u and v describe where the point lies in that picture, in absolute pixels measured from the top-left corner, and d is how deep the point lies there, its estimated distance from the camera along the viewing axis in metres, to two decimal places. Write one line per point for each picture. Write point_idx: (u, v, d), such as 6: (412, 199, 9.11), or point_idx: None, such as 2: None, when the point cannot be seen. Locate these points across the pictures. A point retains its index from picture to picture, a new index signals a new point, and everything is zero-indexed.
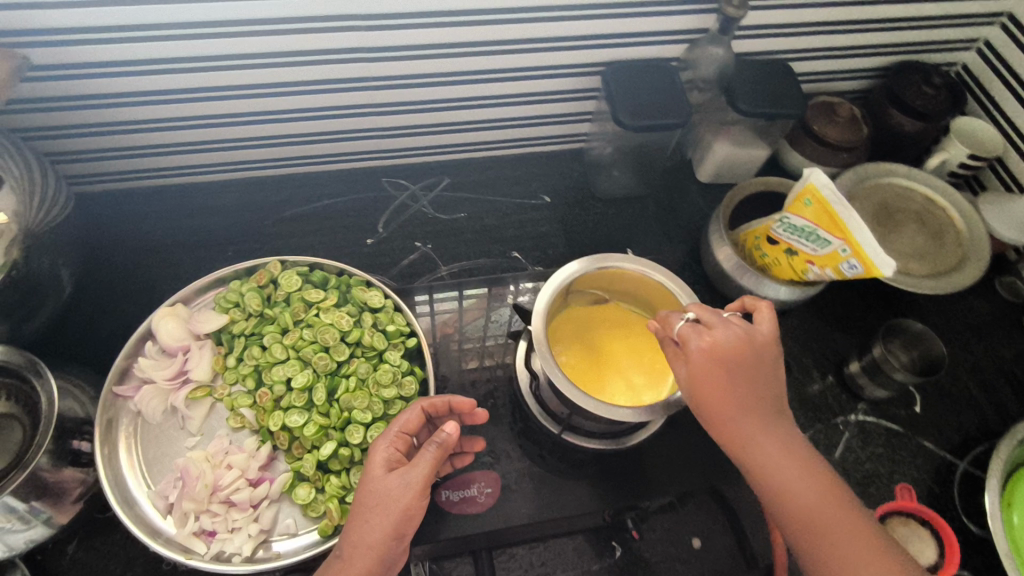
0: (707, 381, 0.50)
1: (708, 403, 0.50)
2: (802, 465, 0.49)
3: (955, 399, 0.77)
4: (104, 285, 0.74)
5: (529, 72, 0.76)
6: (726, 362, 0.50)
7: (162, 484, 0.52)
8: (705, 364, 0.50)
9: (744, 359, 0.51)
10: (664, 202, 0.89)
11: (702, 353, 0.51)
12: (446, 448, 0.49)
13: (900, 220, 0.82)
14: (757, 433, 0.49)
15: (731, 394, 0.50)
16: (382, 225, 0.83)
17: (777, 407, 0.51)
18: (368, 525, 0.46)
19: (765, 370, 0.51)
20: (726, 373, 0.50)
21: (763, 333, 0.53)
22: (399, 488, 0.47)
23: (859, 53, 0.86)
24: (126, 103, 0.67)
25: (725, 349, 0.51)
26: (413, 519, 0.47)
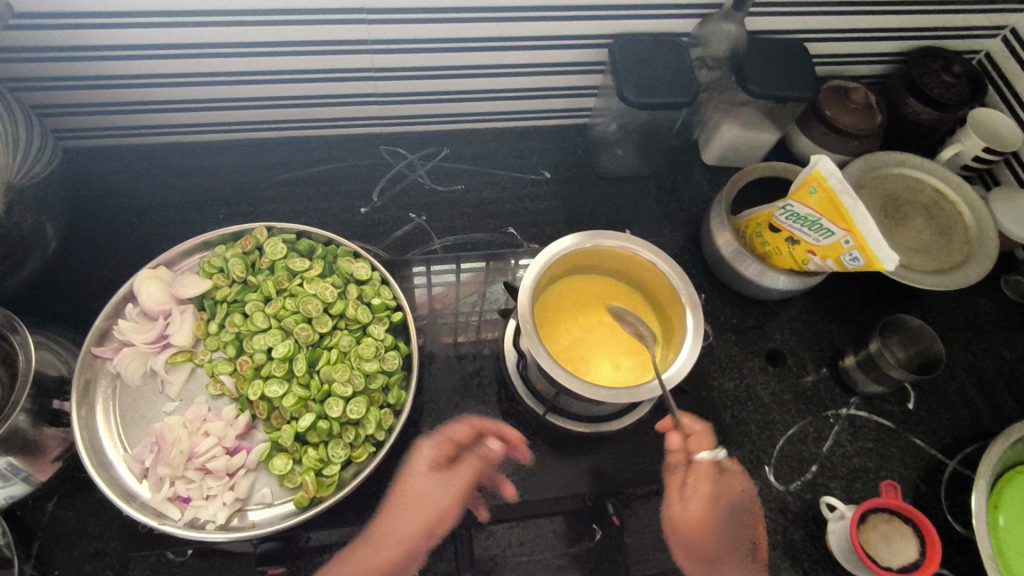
0: (695, 522, 0.62)
1: (687, 538, 0.62)
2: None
3: (950, 398, 0.76)
4: (92, 243, 0.73)
5: (533, 41, 0.74)
6: (719, 508, 0.63)
7: (139, 448, 0.51)
8: (699, 513, 0.62)
9: (727, 512, 0.64)
10: (668, 183, 0.87)
11: (696, 503, 0.63)
12: (487, 458, 0.61)
13: (907, 213, 0.79)
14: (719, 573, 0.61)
15: (718, 542, 0.62)
16: (377, 193, 0.81)
17: (734, 530, 0.63)
18: (404, 519, 0.57)
19: (736, 511, 0.64)
20: (716, 522, 0.63)
21: (716, 486, 0.64)
22: (437, 489, 0.59)
23: (878, 36, 0.83)
24: (116, 56, 0.65)
25: (710, 499, 0.64)
26: (440, 526, 0.58)
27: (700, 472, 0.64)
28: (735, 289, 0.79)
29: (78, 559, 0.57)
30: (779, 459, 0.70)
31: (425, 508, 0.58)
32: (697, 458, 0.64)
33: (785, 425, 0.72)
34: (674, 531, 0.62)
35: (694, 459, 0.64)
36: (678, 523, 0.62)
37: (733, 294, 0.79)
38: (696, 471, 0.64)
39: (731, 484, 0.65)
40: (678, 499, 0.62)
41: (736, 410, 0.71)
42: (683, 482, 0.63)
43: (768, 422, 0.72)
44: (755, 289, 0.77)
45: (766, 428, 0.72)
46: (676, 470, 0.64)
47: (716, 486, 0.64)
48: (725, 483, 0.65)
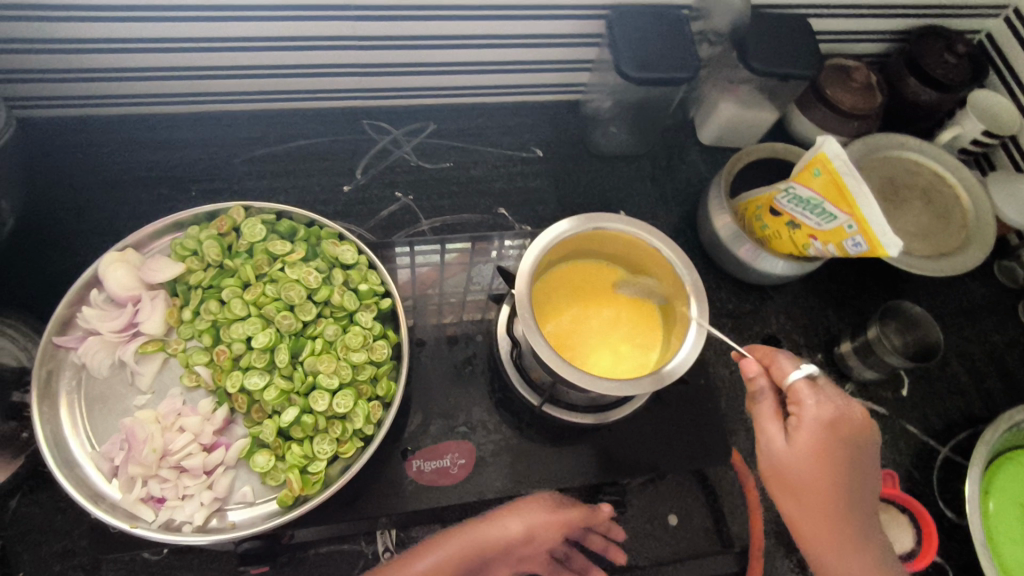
0: (800, 462, 0.51)
1: (788, 478, 0.52)
2: (858, 557, 0.52)
3: (940, 384, 0.76)
4: (53, 222, 0.68)
5: (527, 11, 0.70)
6: (832, 445, 0.51)
7: (107, 445, 0.48)
8: (808, 451, 0.51)
9: (840, 443, 0.51)
10: (663, 162, 0.84)
11: (800, 443, 0.51)
12: (592, 515, 0.59)
13: (906, 197, 0.78)
14: (823, 514, 0.52)
15: (826, 483, 0.51)
16: (361, 170, 0.77)
17: (852, 470, 0.51)
18: (480, 530, 0.55)
19: (853, 444, 0.51)
20: (823, 463, 0.51)
21: (830, 422, 0.50)
22: (525, 522, 0.56)
23: (881, 13, 0.80)
24: (73, 19, 0.60)
25: (822, 428, 0.51)
26: (513, 551, 0.56)
27: (798, 397, 0.52)
28: (734, 275, 0.77)
29: (45, 559, 0.54)
30: None
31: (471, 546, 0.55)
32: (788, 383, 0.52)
33: None
34: (775, 466, 0.52)
35: (796, 387, 0.52)
36: (780, 458, 0.52)
37: (730, 279, 0.78)
38: (801, 402, 0.51)
39: (844, 415, 0.51)
40: (778, 429, 0.52)
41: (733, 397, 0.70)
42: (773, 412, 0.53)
43: None
44: (753, 273, 0.75)
45: None
46: (766, 398, 0.53)
47: (827, 418, 0.51)
48: (836, 408, 0.51)
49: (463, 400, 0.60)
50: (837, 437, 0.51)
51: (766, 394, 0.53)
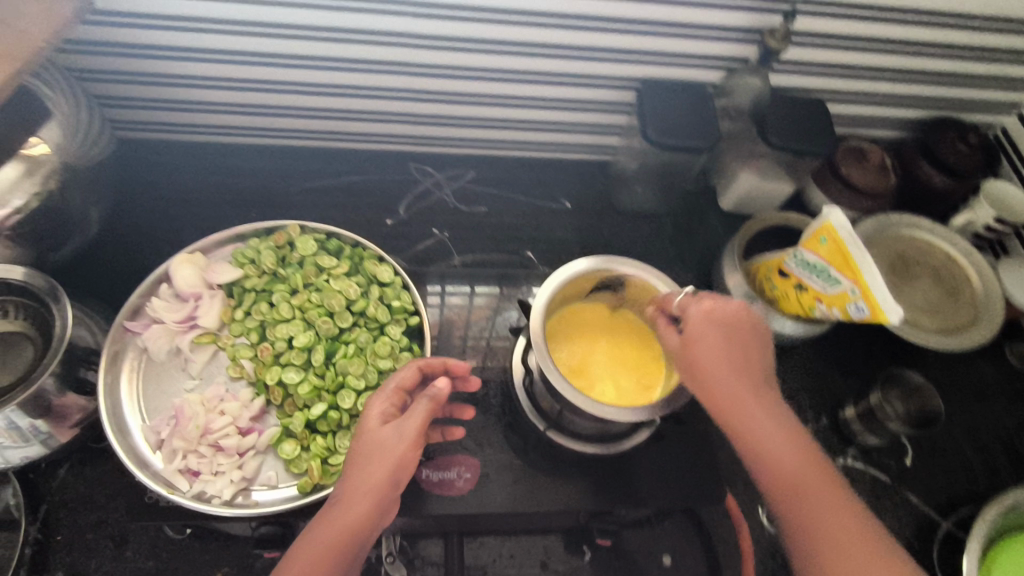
0: (699, 347, 0.53)
1: (696, 374, 0.53)
2: (783, 430, 0.51)
3: (947, 457, 0.76)
4: (129, 227, 0.77)
5: (564, 78, 0.78)
6: (723, 329, 0.54)
7: (156, 420, 0.53)
8: (701, 329, 0.54)
9: (722, 322, 0.54)
10: (683, 223, 0.90)
11: (692, 325, 0.54)
12: (438, 402, 0.49)
13: (916, 273, 0.81)
14: (726, 388, 0.52)
15: (726, 363, 0.52)
16: (403, 207, 0.84)
17: (743, 339, 0.54)
18: (365, 471, 0.46)
19: (734, 323, 0.55)
20: (712, 342, 0.53)
21: (708, 306, 0.55)
22: (393, 437, 0.48)
23: (898, 102, 0.86)
24: (175, 57, 0.70)
25: (705, 313, 0.55)
26: (406, 470, 0.47)
27: (681, 304, 0.56)
28: None
29: (80, 527, 0.60)
30: None
31: (381, 459, 0.47)
32: (666, 295, 0.58)
33: None
34: (680, 362, 0.54)
35: (698, 296, 0.55)
36: (687, 345, 0.54)
37: None
38: (696, 302, 0.55)
39: (721, 303, 0.55)
40: (671, 330, 0.56)
41: None
42: (665, 326, 0.56)
43: None
44: None
45: None
46: (659, 316, 0.57)
47: (723, 309, 0.55)
48: (712, 297, 0.55)
49: (474, 420, 0.65)
50: (724, 322, 0.55)
51: (673, 314, 0.57)
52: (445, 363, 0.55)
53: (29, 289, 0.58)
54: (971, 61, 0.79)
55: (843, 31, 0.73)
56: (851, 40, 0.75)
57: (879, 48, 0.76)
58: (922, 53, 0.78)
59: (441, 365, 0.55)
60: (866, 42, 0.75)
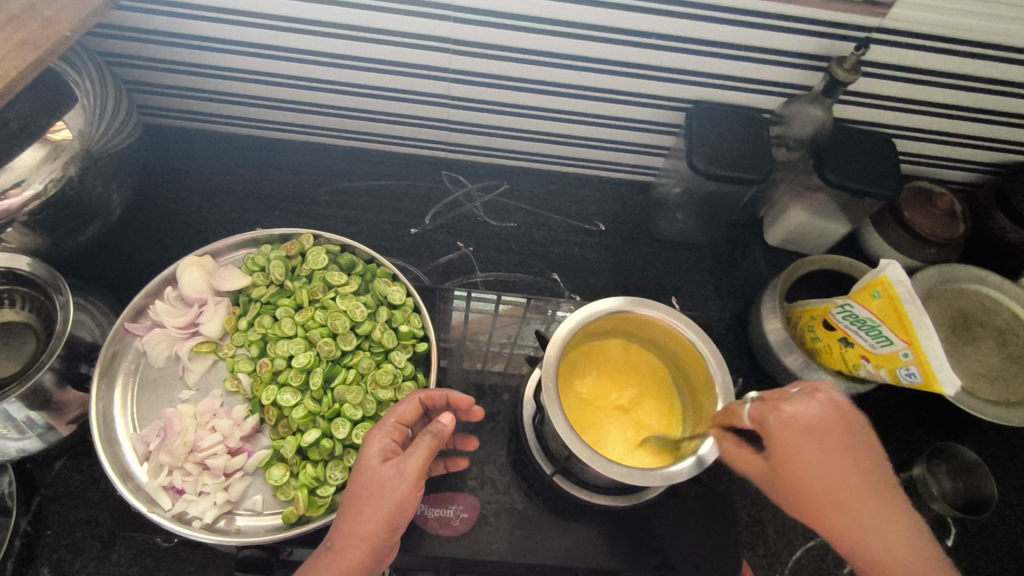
0: (792, 456, 0.44)
1: (808, 506, 0.44)
2: (904, 529, 0.43)
3: (996, 544, 0.69)
4: (152, 217, 0.76)
5: (611, 94, 0.73)
6: (815, 438, 0.44)
7: (146, 430, 0.51)
8: (790, 443, 0.44)
9: (830, 432, 0.44)
10: (724, 256, 0.84)
11: (779, 440, 0.44)
12: (442, 439, 0.46)
13: (978, 334, 0.74)
14: (831, 505, 0.43)
15: (819, 471, 0.43)
16: (430, 216, 0.81)
17: (851, 447, 0.45)
18: (363, 514, 0.44)
19: (834, 432, 0.44)
20: (801, 455, 0.44)
21: (789, 415, 0.44)
22: (393, 478, 0.45)
23: (977, 144, 0.78)
24: (209, 48, 0.68)
25: (796, 426, 0.44)
26: (407, 511, 0.45)
27: (758, 424, 0.45)
28: (782, 383, 0.74)
29: (71, 524, 0.59)
30: (793, 571, 0.65)
31: (381, 493, 0.44)
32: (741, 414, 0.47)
33: (806, 535, 0.67)
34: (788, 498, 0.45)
35: (776, 406, 0.45)
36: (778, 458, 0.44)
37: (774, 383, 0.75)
38: (775, 411, 0.45)
39: (803, 407, 0.45)
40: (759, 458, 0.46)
41: (755, 509, 0.67)
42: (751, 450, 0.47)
43: (788, 527, 0.67)
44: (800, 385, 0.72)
45: (785, 535, 0.67)
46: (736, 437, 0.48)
47: (809, 410, 0.45)
48: (802, 399, 0.45)
49: (478, 454, 0.61)
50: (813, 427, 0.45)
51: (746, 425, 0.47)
52: (445, 393, 0.51)
53: (34, 279, 0.57)
54: None
55: (924, 64, 0.66)
56: (932, 75, 0.68)
57: (964, 85, 0.69)
58: (1013, 94, 0.70)
59: (442, 398, 0.51)
60: (950, 78, 0.68)
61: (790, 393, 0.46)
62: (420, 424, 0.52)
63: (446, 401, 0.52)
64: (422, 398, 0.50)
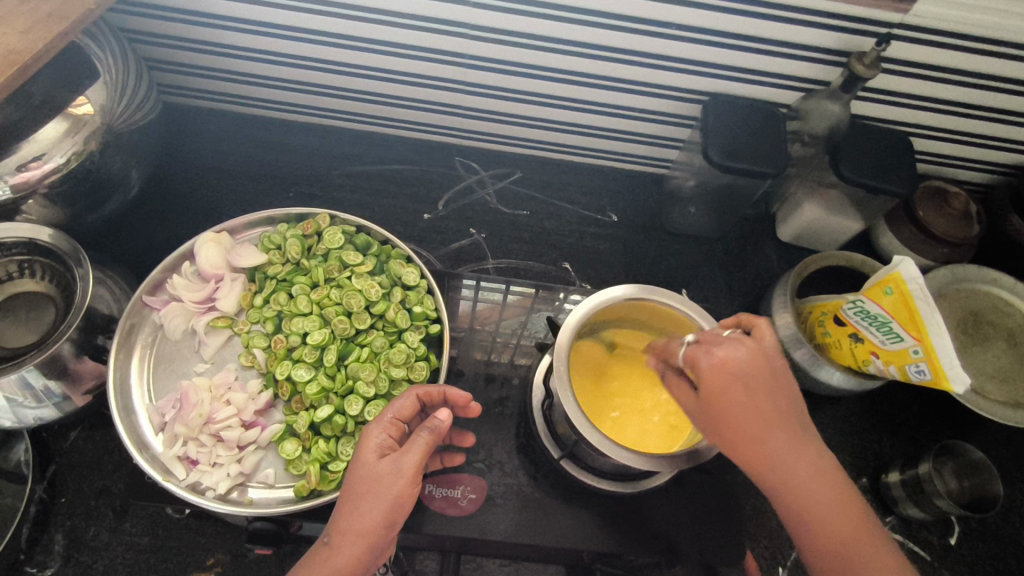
0: (718, 391, 0.44)
1: (732, 443, 0.44)
2: (824, 474, 0.43)
3: (999, 543, 0.69)
4: (169, 194, 0.76)
5: (628, 84, 0.73)
6: (743, 378, 0.44)
7: (163, 401, 0.52)
8: (717, 379, 0.44)
9: (757, 375, 0.44)
10: (735, 250, 0.84)
11: (707, 378, 0.44)
12: (438, 434, 0.46)
13: (988, 335, 0.74)
14: (754, 444, 0.43)
15: (742, 407, 0.43)
16: (443, 202, 0.81)
17: (778, 390, 0.44)
18: (358, 511, 0.44)
19: (757, 372, 0.44)
20: (727, 390, 0.43)
21: (721, 357, 0.44)
22: (391, 473, 0.45)
23: (993, 144, 0.78)
24: (229, 28, 0.69)
25: (728, 367, 0.44)
26: (404, 507, 0.45)
27: (692, 362, 0.45)
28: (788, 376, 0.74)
29: (85, 493, 0.60)
30: (795, 563, 0.66)
31: (376, 489, 0.45)
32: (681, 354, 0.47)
33: None
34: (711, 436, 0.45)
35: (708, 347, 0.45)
36: (706, 393, 0.44)
37: None
38: (706, 351, 0.45)
39: (734, 350, 0.44)
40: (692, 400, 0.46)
41: (759, 501, 0.68)
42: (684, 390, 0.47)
43: None
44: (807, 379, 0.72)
45: (788, 527, 0.67)
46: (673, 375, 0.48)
47: (741, 353, 0.44)
48: (736, 343, 0.45)
49: (486, 437, 0.62)
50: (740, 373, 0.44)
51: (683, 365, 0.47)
52: (445, 390, 0.51)
53: (55, 250, 0.57)
54: None
55: (944, 62, 0.66)
56: (951, 73, 0.67)
57: (984, 84, 0.68)
58: None
59: (441, 394, 0.51)
60: (969, 76, 0.68)
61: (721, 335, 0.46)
62: (417, 419, 0.52)
63: (444, 397, 0.52)
64: (420, 392, 0.50)
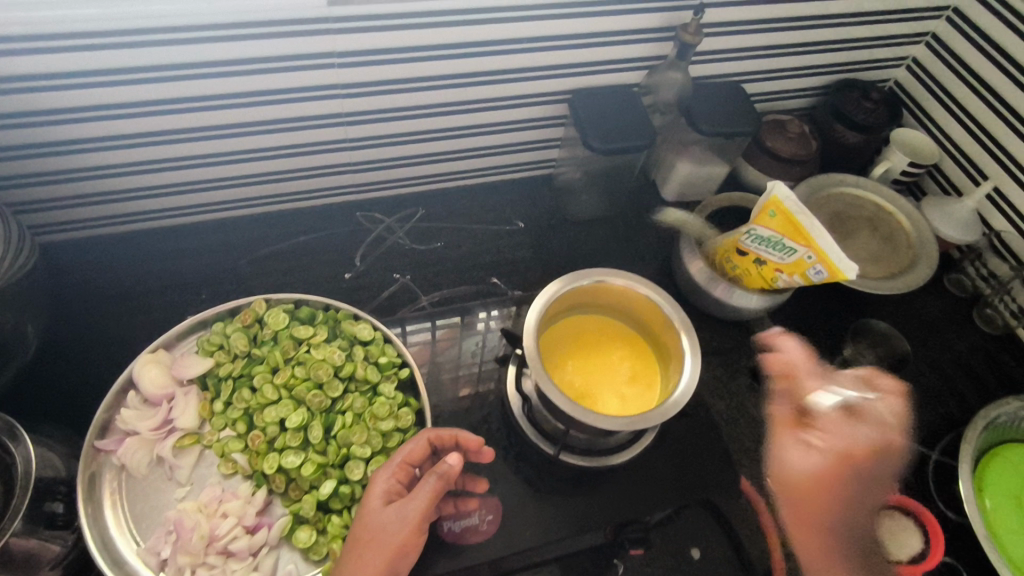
0: (820, 482, 0.61)
1: (806, 488, 0.61)
2: (836, 523, 0.59)
3: (921, 391, 0.81)
4: (69, 336, 0.70)
5: (498, 101, 0.79)
6: (847, 461, 0.61)
7: (153, 540, 0.49)
8: (813, 485, 0.61)
9: (842, 472, 0.61)
10: (634, 222, 0.92)
11: (846, 437, 0.62)
12: (446, 479, 0.47)
13: (854, 227, 0.86)
14: (820, 515, 0.60)
15: (837, 504, 0.60)
16: (359, 258, 0.82)
17: (859, 480, 0.61)
18: (362, 558, 0.46)
19: (873, 466, 0.62)
20: (845, 482, 0.61)
21: (847, 440, 0.62)
22: (395, 520, 0.47)
23: (804, 73, 0.92)
24: (97, 147, 0.66)
25: (850, 437, 0.62)
26: (407, 552, 0.47)
27: (826, 422, 0.63)
28: (714, 314, 0.82)
29: None
30: None
31: (381, 535, 0.46)
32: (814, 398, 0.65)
33: None
34: (791, 482, 0.62)
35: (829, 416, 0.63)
36: (798, 473, 0.62)
37: (710, 318, 0.83)
38: (874, 414, 0.64)
39: (874, 425, 0.63)
40: (796, 439, 0.63)
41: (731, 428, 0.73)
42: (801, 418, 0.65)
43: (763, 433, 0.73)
44: (731, 311, 0.81)
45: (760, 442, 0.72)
46: (789, 407, 0.66)
47: (830, 447, 0.62)
48: (849, 438, 0.62)
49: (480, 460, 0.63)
50: (867, 451, 0.62)
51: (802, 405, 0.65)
52: (455, 433, 0.52)
53: None
54: (858, 26, 0.86)
55: (745, 16, 0.78)
56: (754, 24, 0.80)
57: (780, 26, 0.81)
58: (816, 26, 0.84)
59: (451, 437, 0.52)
60: (766, 23, 0.80)
61: (879, 408, 0.64)
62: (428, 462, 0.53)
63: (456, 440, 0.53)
64: (431, 437, 0.52)
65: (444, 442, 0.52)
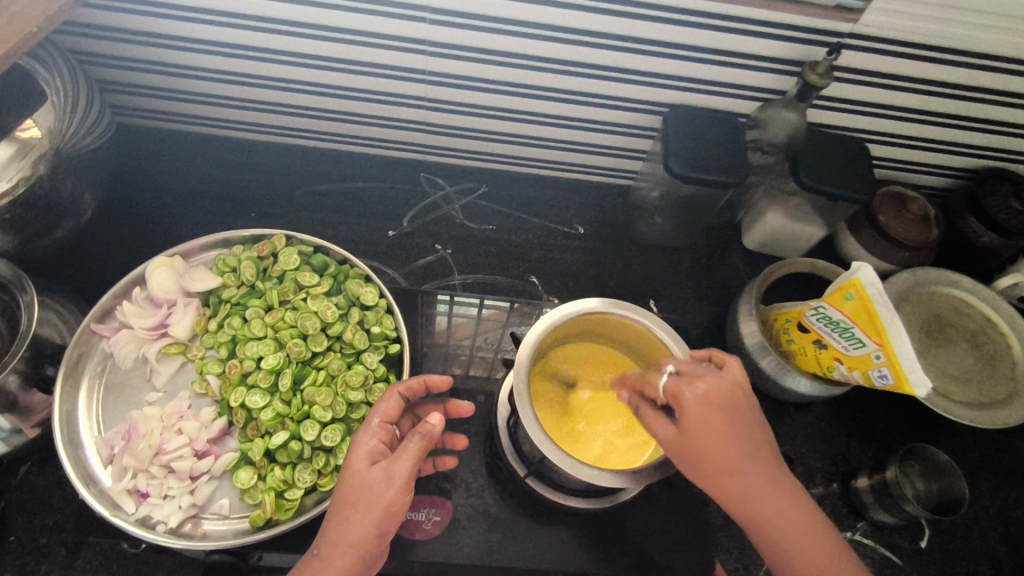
0: (696, 438, 0.44)
1: (694, 457, 0.45)
2: (769, 484, 0.45)
3: (971, 544, 0.69)
4: (124, 217, 0.75)
5: (588, 98, 0.74)
6: (728, 411, 0.45)
7: (112, 433, 0.51)
8: (701, 445, 0.44)
9: (726, 417, 0.45)
10: (702, 260, 0.84)
11: (690, 413, 0.45)
12: (429, 440, 0.46)
13: (951, 336, 0.74)
14: (737, 475, 0.44)
15: (737, 453, 0.44)
16: (407, 220, 0.81)
17: (746, 434, 0.45)
18: (350, 520, 0.44)
19: (742, 414, 0.46)
20: (731, 432, 0.45)
21: (707, 389, 0.45)
22: (381, 483, 0.45)
23: (948, 149, 0.79)
24: (186, 48, 0.68)
25: (702, 403, 0.45)
26: (394, 516, 0.45)
27: (673, 388, 0.46)
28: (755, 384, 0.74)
29: (34, 531, 0.57)
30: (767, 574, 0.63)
31: (367, 496, 0.44)
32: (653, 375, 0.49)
33: None
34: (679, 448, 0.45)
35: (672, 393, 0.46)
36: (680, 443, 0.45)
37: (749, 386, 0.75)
38: (717, 373, 0.47)
39: (715, 379, 0.46)
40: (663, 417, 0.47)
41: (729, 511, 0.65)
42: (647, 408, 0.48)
43: None
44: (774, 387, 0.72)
45: None
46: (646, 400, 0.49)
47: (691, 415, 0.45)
48: (709, 382, 0.46)
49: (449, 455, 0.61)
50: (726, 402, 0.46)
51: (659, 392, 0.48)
52: (422, 380, 0.53)
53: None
54: None
55: (891, 69, 0.67)
56: (900, 81, 0.69)
57: (931, 90, 0.70)
58: (978, 99, 0.71)
59: (420, 385, 0.53)
60: (915, 83, 0.69)
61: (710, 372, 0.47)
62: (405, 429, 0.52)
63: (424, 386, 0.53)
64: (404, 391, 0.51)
65: (415, 393, 0.52)
